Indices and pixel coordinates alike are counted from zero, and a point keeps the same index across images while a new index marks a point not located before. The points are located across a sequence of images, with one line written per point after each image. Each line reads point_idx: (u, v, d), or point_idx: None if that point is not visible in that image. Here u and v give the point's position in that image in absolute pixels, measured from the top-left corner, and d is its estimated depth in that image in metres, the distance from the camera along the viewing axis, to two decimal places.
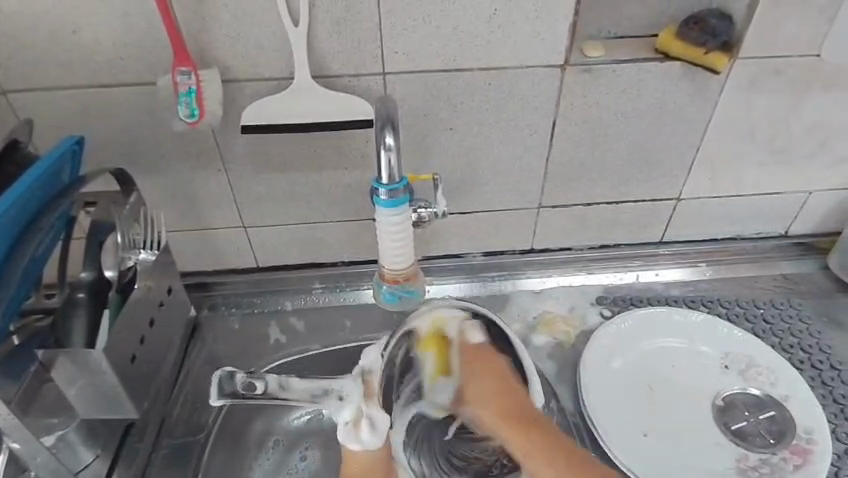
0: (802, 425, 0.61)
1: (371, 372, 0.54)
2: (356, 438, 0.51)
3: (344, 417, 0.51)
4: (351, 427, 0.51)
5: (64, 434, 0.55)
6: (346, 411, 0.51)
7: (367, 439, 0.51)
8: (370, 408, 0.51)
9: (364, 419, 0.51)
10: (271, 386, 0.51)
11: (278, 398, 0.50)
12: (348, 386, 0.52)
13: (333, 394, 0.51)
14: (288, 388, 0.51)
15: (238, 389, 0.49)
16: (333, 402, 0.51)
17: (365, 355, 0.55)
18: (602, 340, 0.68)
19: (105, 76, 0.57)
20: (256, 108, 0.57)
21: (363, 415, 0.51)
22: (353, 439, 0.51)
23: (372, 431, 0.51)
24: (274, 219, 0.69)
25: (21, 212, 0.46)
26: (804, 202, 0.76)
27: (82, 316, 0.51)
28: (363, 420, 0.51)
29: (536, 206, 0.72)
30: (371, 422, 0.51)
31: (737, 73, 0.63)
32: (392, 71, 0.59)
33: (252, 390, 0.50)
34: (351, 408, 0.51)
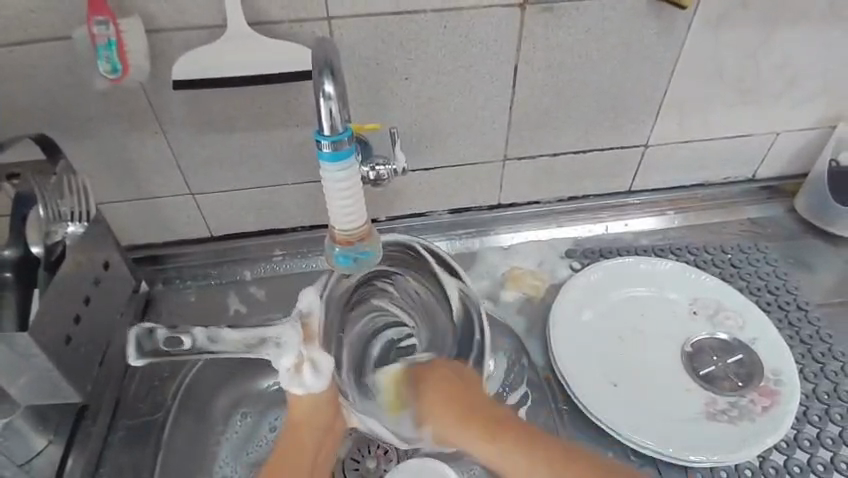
0: (769, 367, 0.61)
1: (311, 316, 0.48)
2: (298, 382, 0.46)
3: (284, 363, 0.46)
4: (293, 373, 0.46)
5: (9, 421, 0.53)
6: (287, 355, 0.46)
7: (311, 383, 0.46)
8: (311, 350, 0.46)
9: (306, 362, 0.46)
10: (199, 342, 0.45)
11: (209, 352, 0.45)
12: (287, 332, 0.46)
13: (272, 342, 0.46)
14: (218, 341, 0.46)
15: (160, 346, 0.45)
16: (272, 350, 0.46)
17: (301, 297, 0.49)
18: (571, 294, 0.67)
19: (11, 29, 0.50)
20: (185, 62, 0.52)
21: (306, 357, 0.46)
22: (293, 381, 0.46)
23: (316, 374, 0.46)
24: (224, 184, 0.65)
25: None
26: (772, 144, 0.75)
27: (12, 297, 0.48)
28: (305, 362, 0.46)
29: (501, 159, 0.69)
30: (315, 365, 0.46)
31: (705, 7, 0.60)
32: (338, 15, 0.54)
33: (177, 346, 0.45)
34: (290, 354, 0.46)
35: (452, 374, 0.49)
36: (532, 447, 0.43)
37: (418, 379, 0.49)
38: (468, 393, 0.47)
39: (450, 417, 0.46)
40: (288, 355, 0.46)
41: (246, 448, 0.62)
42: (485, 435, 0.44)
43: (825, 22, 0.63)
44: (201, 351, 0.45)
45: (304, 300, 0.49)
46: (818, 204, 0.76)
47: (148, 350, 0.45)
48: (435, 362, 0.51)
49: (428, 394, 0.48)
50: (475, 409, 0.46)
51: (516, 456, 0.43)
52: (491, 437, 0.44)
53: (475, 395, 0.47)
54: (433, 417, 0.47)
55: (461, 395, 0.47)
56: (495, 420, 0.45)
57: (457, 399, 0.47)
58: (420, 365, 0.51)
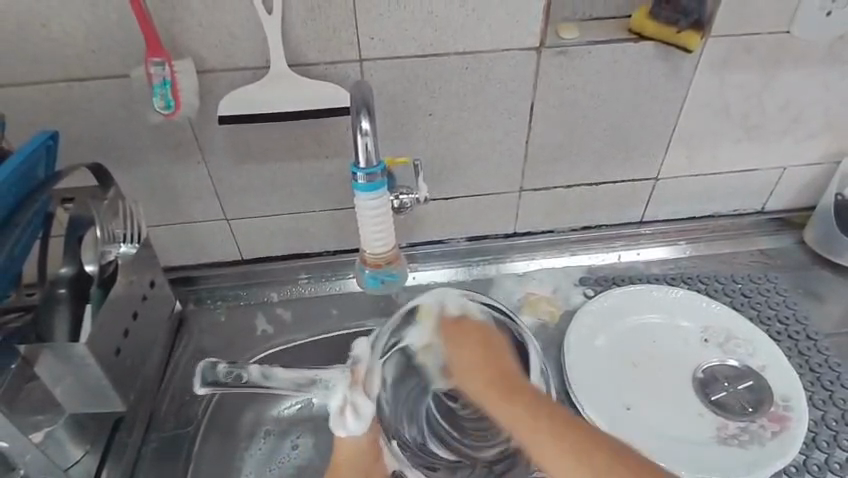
0: (779, 393, 0.63)
1: (357, 362, 0.59)
2: (341, 424, 0.57)
3: (331, 404, 0.58)
4: (337, 414, 0.57)
5: (52, 430, 0.55)
6: (334, 397, 0.58)
7: (351, 426, 0.57)
8: (353, 395, 0.58)
9: (348, 405, 0.57)
10: (254, 376, 0.58)
11: (263, 386, 0.57)
12: (335, 375, 0.58)
13: (321, 383, 0.58)
14: (270, 377, 0.58)
15: (220, 379, 0.57)
16: (319, 391, 0.58)
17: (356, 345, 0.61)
18: (585, 320, 0.69)
19: (76, 69, 0.56)
20: (231, 99, 0.57)
21: (347, 401, 0.57)
22: (340, 425, 0.57)
23: (357, 418, 0.57)
24: (257, 211, 0.69)
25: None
26: (779, 178, 0.78)
27: (65, 311, 0.51)
28: (348, 406, 0.57)
29: (517, 190, 0.73)
30: (355, 408, 0.57)
31: (710, 50, 0.64)
32: (369, 57, 0.59)
33: (236, 380, 0.57)
34: (337, 398, 0.58)
35: (495, 342, 0.55)
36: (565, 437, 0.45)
37: (446, 327, 0.58)
38: (495, 356, 0.53)
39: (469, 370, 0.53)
40: (339, 389, 0.58)
41: (268, 465, 0.64)
42: (494, 394, 0.50)
43: (825, 63, 0.67)
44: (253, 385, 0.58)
45: (358, 347, 0.60)
46: (825, 236, 0.79)
47: (209, 380, 0.57)
48: (466, 321, 0.57)
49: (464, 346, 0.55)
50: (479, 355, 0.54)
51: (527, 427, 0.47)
52: (515, 399, 0.49)
53: (506, 356, 0.54)
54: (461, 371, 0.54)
55: (489, 355, 0.54)
56: (527, 394, 0.49)
57: (497, 377, 0.51)
58: (446, 316, 0.58)
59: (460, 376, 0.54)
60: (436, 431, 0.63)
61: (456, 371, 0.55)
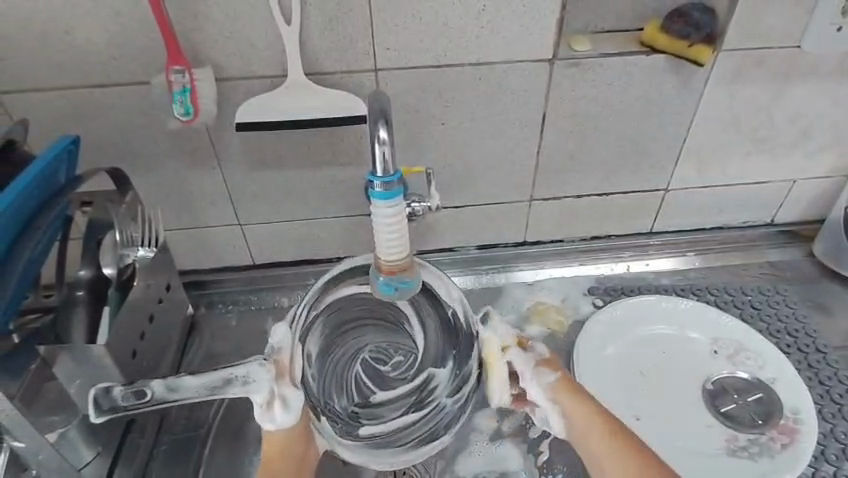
0: (788, 405, 0.63)
1: (281, 350, 0.50)
2: (269, 418, 0.48)
3: (257, 399, 0.49)
4: (264, 409, 0.48)
5: (65, 431, 0.54)
6: (258, 392, 0.48)
7: (280, 418, 0.48)
8: (281, 386, 0.48)
9: (277, 398, 0.48)
10: (159, 391, 0.49)
11: (171, 400, 0.49)
12: (254, 370, 0.49)
13: (238, 380, 0.48)
14: (179, 390, 0.49)
15: (117, 404, 0.49)
16: (237, 387, 0.48)
17: (274, 332, 0.52)
18: (594, 330, 0.70)
19: (98, 76, 0.57)
20: (248, 106, 0.58)
21: (275, 394, 0.48)
22: (265, 414, 0.48)
23: (286, 409, 0.48)
24: (270, 216, 0.70)
25: (16, 215, 0.46)
26: (789, 191, 0.78)
27: (82, 313, 0.52)
28: (276, 400, 0.48)
29: (527, 199, 0.74)
30: (284, 400, 0.48)
31: (721, 63, 0.65)
32: (384, 67, 0.60)
33: (135, 400, 0.49)
34: (263, 391, 0.48)
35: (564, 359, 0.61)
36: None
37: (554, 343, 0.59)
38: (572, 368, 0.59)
39: (580, 414, 0.54)
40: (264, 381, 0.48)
41: None
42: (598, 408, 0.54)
43: (836, 78, 0.68)
44: (158, 401, 0.49)
45: (273, 335, 0.51)
46: (835, 248, 0.79)
47: (104, 407, 0.49)
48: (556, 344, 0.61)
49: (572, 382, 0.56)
50: (579, 389, 0.56)
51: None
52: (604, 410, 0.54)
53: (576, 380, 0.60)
54: (572, 415, 0.54)
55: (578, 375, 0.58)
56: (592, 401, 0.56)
57: (573, 376, 0.58)
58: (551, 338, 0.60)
59: (564, 392, 0.54)
60: (365, 396, 0.60)
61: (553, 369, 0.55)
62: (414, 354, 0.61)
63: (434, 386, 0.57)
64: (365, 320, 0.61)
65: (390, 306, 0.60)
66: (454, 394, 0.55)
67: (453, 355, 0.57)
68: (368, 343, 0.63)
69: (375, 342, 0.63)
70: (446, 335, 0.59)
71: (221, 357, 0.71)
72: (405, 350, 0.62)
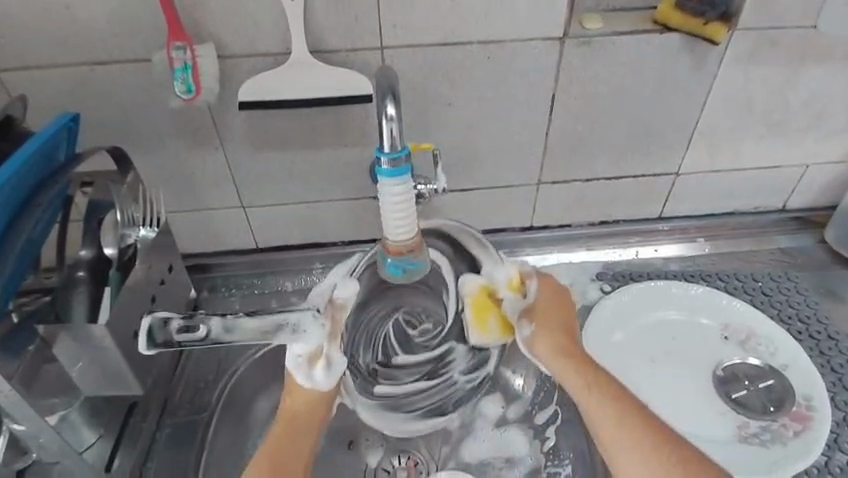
0: (800, 392, 0.62)
1: (326, 305, 0.53)
2: (307, 374, 0.49)
3: (298, 350, 0.49)
4: (305, 362, 0.49)
5: (66, 414, 0.56)
6: (303, 343, 0.49)
7: (318, 378, 0.50)
8: (331, 348, 0.50)
9: (323, 357, 0.50)
10: (213, 331, 0.48)
11: (223, 341, 0.48)
12: (311, 326, 0.49)
13: (288, 328, 0.48)
14: (233, 330, 0.48)
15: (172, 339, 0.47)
16: (286, 336, 0.48)
17: (342, 285, 0.55)
18: (602, 315, 0.69)
19: (98, 53, 0.56)
20: (251, 84, 0.57)
21: (322, 352, 0.50)
22: (304, 372, 0.49)
23: (327, 371, 0.50)
24: (274, 199, 0.69)
25: (7, 198, 0.44)
26: (802, 176, 0.77)
27: (83, 293, 0.51)
28: (321, 359, 0.50)
29: (535, 183, 0.72)
30: (328, 362, 0.50)
31: (737, 43, 0.63)
32: (390, 45, 0.59)
33: (193, 336, 0.48)
34: (310, 345, 0.49)
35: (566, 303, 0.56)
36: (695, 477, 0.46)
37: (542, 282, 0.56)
38: (567, 312, 0.55)
39: (559, 340, 0.52)
40: (316, 336, 0.49)
41: None
42: (584, 367, 0.51)
43: None
44: (213, 341, 0.48)
45: (344, 291, 0.55)
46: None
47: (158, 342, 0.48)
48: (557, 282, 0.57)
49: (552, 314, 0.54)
50: (559, 320, 0.54)
51: (649, 462, 0.46)
52: (591, 368, 0.51)
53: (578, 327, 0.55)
54: (554, 349, 0.52)
55: (567, 323, 0.54)
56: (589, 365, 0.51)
57: (564, 324, 0.54)
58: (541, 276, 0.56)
59: (544, 341, 0.52)
60: (388, 355, 0.62)
61: (529, 321, 0.53)
62: (445, 324, 0.62)
63: (452, 359, 0.61)
64: (403, 289, 0.62)
65: (430, 269, 0.60)
66: (467, 372, 0.62)
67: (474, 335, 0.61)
68: (403, 305, 0.63)
69: (409, 304, 0.63)
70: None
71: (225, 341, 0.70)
72: (436, 318, 0.63)
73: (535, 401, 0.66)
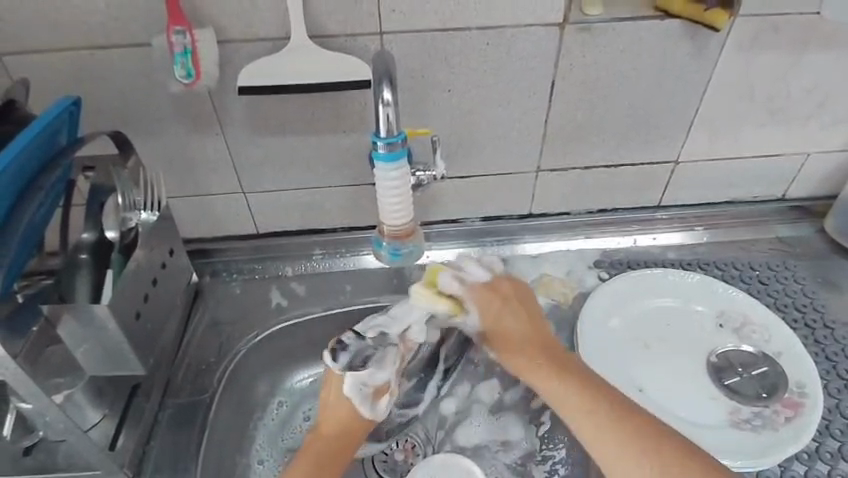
0: (793, 379, 0.63)
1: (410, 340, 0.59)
2: (370, 403, 0.58)
3: (373, 382, 0.57)
4: (371, 392, 0.57)
5: (70, 395, 0.57)
6: (382, 374, 0.57)
7: (377, 408, 0.58)
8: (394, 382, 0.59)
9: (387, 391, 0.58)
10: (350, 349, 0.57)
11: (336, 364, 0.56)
12: (392, 358, 0.57)
13: (382, 353, 0.57)
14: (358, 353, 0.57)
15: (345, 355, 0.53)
16: (378, 364, 0.57)
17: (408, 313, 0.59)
18: (599, 302, 0.69)
19: (99, 36, 0.56)
20: (250, 69, 0.57)
21: (386, 387, 0.58)
22: (366, 403, 0.57)
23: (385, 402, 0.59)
24: (274, 185, 0.69)
25: (12, 181, 0.45)
26: (802, 165, 0.77)
27: (86, 275, 0.52)
28: (386, 393, 0.58)
29: (534, 170, 0.72)
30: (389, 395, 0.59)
31: (738, 29, 0.62)
32: (389, 30, 0.59)
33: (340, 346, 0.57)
34: (385, 378, 0.57)
35: (522, 292, 0.60)
36: (659, 449, 0.49)
37: (478, 288, 0.58)
38: (518, 300, 0.59)
39: (526, 357, 0.57)
40: (386, 374, 0.57)
41: (280, 435, 0.68)
42: (548, 373, 0.55)
43: None
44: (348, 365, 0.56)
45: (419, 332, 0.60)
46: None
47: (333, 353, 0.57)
48: (491, 279, 0.59)
49: (505, 316, 0.58)
50: (534, 326, 0.59)
51: (642, 466, 0.49)
52: (553, 376, 0.55)
53: (542, 327, 0.60)
54: (527, 369, 0.57)
55: (532, 331, 0.59)
56: (566, 368, 0.55)
57: (523, 331, 0.58)
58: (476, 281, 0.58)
59: (509, 355, 0.58)
60: None
61: (495, 331, 0.58)
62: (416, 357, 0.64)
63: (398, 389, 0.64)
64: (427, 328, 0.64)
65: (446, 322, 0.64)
66: (400, 407, 0.64)
67: (419, 377, 0.65)
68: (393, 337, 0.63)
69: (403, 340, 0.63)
70: (424, 375, 0.65)
71: (226, 325, 0.71)
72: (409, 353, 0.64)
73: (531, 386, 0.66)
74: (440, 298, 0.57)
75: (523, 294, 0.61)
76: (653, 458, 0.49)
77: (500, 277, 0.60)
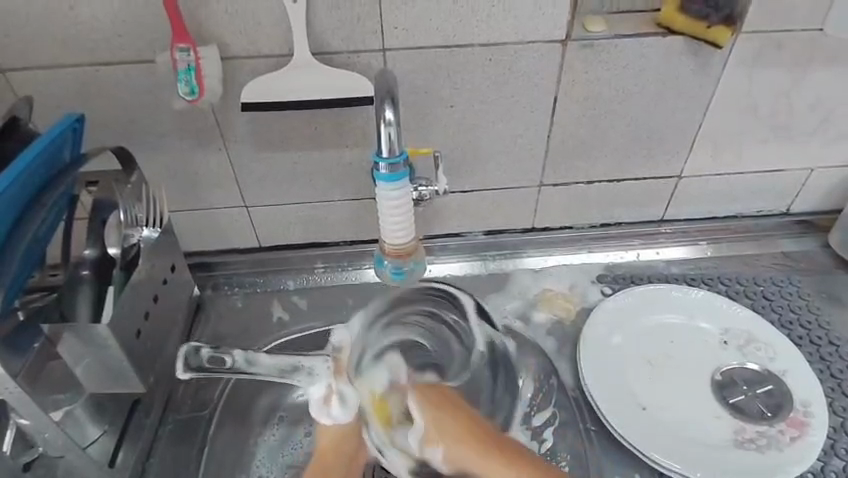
0: (798, 398, 0.62)
1: (342, 349, 0.56)
2: (326, 412, 0.54)
3: (316, 393, 0.54)
4: (322, 402, 0.54)
5: (71, 410, 0.57)
6: (317, 386, 0.54)
7: (337, 414, 0.54)
8: (340, 384, 0.54)
9: (333, 394, 0.54)
10: (239, 362, 0.50)
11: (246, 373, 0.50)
12: (319, 365, 0.53)
13: (304, 370, 0.52)
14: (255, 364, 0.50)
15: (204, 364, 0.49)
16: (303, 377, 0.52)
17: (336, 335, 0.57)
18: (601, 318, 0.69)
19: (103, 53, 0.56)
20: (254, 86, 0.57)
21: (332, 391, 0.54)
22: (323, 412, 0.55)
23: (343, 406, 0.54)
24: (277, 199, 0.69)
25: (12, 202, 0.45)
26: (806, 180, 0.76)
27: (86, 291, 0.53)
28: (333, 395, 0.54)
29: (537, 185, 0.72)
30: (341, 398, 0.54)
31: (741, 46, 0.62)
32: (392, 47, 0.59)
33: (218, 365, 0.50)
34: (321, 385, 0.53)
35: (450, 394, 0.55)
36: None
37: (429, 398, 0.53)
38: (447, 402, 0.54)
39: (453, 431, 0.51)
40: (320, 383, 0.53)
41: (283, 450, 0.64)
42: (485, 447, 0.51)
43: None
44: (238, 371, 0.50)
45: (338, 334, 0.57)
46: None
47: (192, 366, 0.50)
48: (434, 390, 0.55)
49: (443, 416, 0.52)
50: (460, 414, 0.53)
51: None
52: (487, 449, 0.50)
53: (471, 416, 0.53)
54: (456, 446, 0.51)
55: (458, 416, 0.52)
56: (514, 457, 0.50)
57: (462, 423, 0.52)
58: (425, 393, 0.54)
59: (451, 450, 0.51)
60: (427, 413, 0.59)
61: (432, 437, 0.51)
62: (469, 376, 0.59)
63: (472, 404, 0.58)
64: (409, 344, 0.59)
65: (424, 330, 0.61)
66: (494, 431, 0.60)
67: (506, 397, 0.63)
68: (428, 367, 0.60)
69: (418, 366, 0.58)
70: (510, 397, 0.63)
71: (227, 339, 0.71)
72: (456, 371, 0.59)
73: (534, 403, 0.66)
74: (373, 406, 0.54)
75: (448, 399, 0.54)
76: None
77: (432, 379, 0.57)
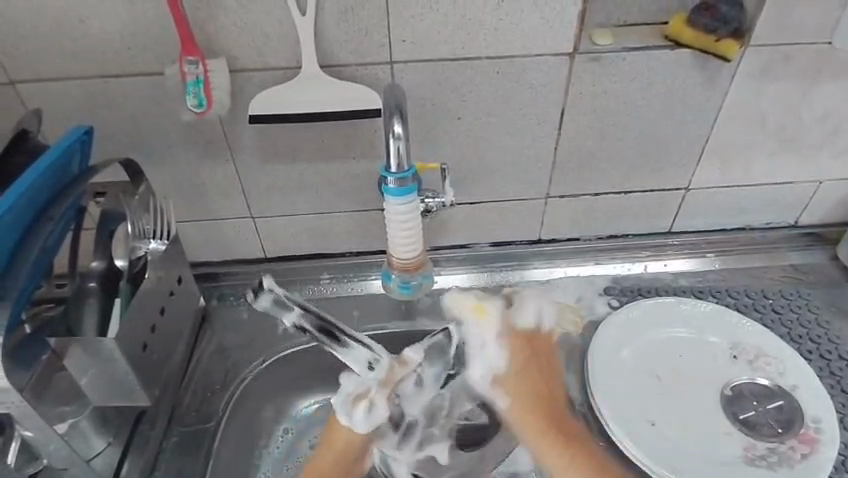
0: (810, 415, 0.61)
1: (405, 361, 0.63)
2: (348, 412, 0.59)
3: (349, 391, 0.60)
4: (349, 402, 0.60)
5: (76, 422, 0.55)
6: (356, 385, 0.61)
7: (357, 417, 0.59)
8: (378, 392, 0.60)
9: (366, 400, 0.60)
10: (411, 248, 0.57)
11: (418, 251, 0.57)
12: (382, 362, 0.62)
13: (372, 360, 0.62)
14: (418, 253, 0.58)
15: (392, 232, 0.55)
16: (367, 370, 0.62)
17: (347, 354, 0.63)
18: (609, 331, 0.68)
19: (113, 66, 0.57)
20: (262, 99, 0.57)
21: (367, 394, 0.60)
22: (345, 412, 0.60)
23: (366, 413, 0.59)
24: (283, 210, 0.69)
25: (22, 213, 0.45)
26: (815, 192, 0.76)
27: (92, 306, 0.54)
28: (364, 400, 0.60)
29: (543, 196, 0.72)
30: (371, 406, 0.60)
31: (749, 59, 0.62)
32: (400, 59, 0.59)
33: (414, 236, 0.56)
34: (359, 386, 0.60)
35: (542, 347, 0.66)
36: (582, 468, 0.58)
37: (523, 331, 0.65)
38: (537, 358, 0.65)
39: (530, 401, 0.63)
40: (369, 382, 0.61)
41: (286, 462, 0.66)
42: (544, 425, 0.62)
43: None
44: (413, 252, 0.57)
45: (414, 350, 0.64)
46: None
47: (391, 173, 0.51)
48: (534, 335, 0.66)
49: (537, 347, 0.65)
50: (544, 383, 0.64)
51: (565, 463, 0.59)
52: (544, 417, 0.62)
53: (555, 375, 0.65)
54: (524, 414, 0.63)
55: (537, 378, 0.64)
56: (546, 413, 0.62)
57: (539, 384, 0.63)
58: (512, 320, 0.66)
59: (519, 406, 0.63)
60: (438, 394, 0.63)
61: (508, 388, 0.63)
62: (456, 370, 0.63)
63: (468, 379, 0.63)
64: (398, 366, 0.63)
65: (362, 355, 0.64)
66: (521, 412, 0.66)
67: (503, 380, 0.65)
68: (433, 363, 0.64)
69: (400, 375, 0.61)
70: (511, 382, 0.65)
71: (232, 350, 0.70)
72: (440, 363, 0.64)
73: None
74: (472, 309, 0.65)
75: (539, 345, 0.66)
76: (570, 457, 0.59)
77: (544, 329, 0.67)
